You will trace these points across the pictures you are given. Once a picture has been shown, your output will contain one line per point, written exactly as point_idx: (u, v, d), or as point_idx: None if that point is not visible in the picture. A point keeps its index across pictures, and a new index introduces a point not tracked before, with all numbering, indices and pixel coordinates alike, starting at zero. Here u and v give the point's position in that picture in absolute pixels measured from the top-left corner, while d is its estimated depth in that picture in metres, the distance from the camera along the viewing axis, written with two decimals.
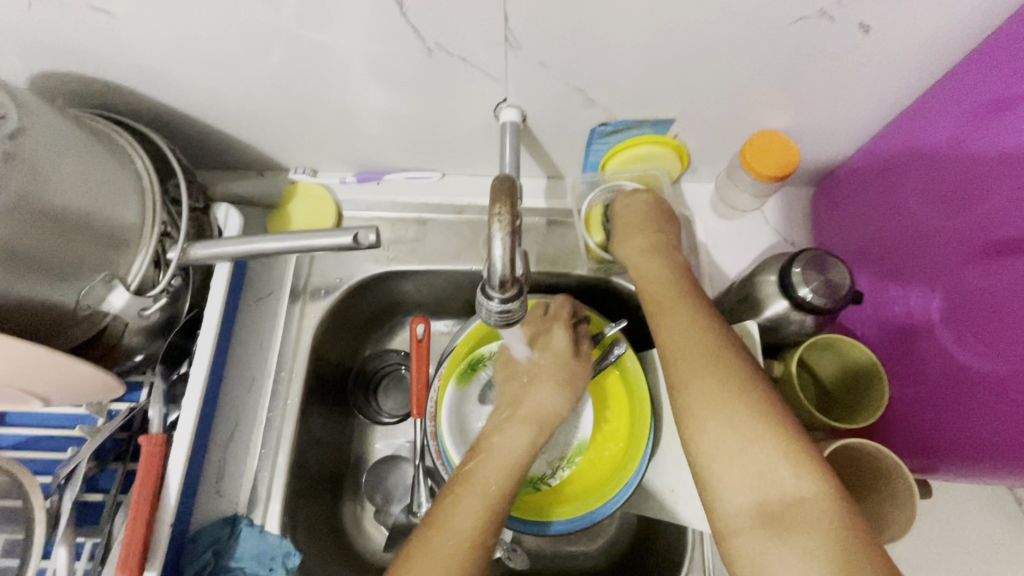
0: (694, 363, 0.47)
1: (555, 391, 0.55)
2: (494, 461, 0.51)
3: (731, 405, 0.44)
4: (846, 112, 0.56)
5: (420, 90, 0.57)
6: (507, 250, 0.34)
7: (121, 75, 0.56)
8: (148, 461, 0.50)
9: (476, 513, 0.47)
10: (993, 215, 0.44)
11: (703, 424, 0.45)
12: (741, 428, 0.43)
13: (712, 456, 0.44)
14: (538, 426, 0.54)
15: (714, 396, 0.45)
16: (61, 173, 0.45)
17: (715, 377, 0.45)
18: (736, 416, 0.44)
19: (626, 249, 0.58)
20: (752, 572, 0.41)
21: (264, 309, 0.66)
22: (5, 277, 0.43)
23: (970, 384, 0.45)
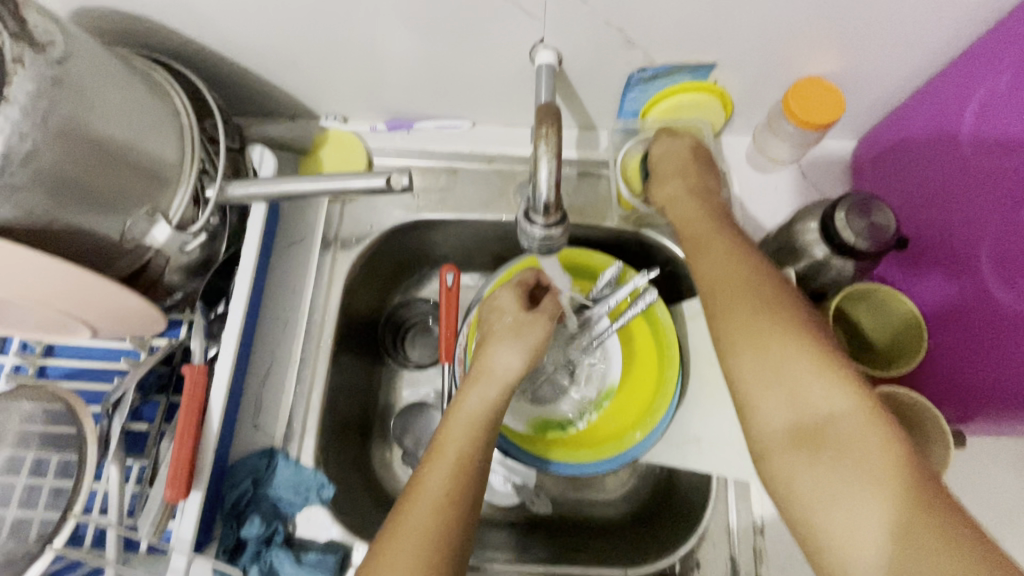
0: (732, 291, 0.47)
1: (506, 348, 0.50)
2: (455, 423, 0.48)
3: (768, 330, 0.44)
4: (898, 56, 0.53)
5: (454, 31, 0.56)
6: (553, 173, 0.36)
7: (158, 12, 0.56)
8: (193, 389, 0.52)
9: (444, 478, 0.45)
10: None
11: (739, 348, 0.45)
12: (776, 352, 0.43)
13: (749, 379, 0.44)
14: (495, 384, 0.49)
15: (752, 322, 0.45)
16: (105, 103, 0.46)
17: (751, 305, 0.45)
18: (771, 339, 0.43)
19: (663, 193, 0.57)
20: (787, 486, 0.41)
21: (296, 254, 0.67)
22: (55, 205, 0.44)
23: (1016, 329, 0.44)
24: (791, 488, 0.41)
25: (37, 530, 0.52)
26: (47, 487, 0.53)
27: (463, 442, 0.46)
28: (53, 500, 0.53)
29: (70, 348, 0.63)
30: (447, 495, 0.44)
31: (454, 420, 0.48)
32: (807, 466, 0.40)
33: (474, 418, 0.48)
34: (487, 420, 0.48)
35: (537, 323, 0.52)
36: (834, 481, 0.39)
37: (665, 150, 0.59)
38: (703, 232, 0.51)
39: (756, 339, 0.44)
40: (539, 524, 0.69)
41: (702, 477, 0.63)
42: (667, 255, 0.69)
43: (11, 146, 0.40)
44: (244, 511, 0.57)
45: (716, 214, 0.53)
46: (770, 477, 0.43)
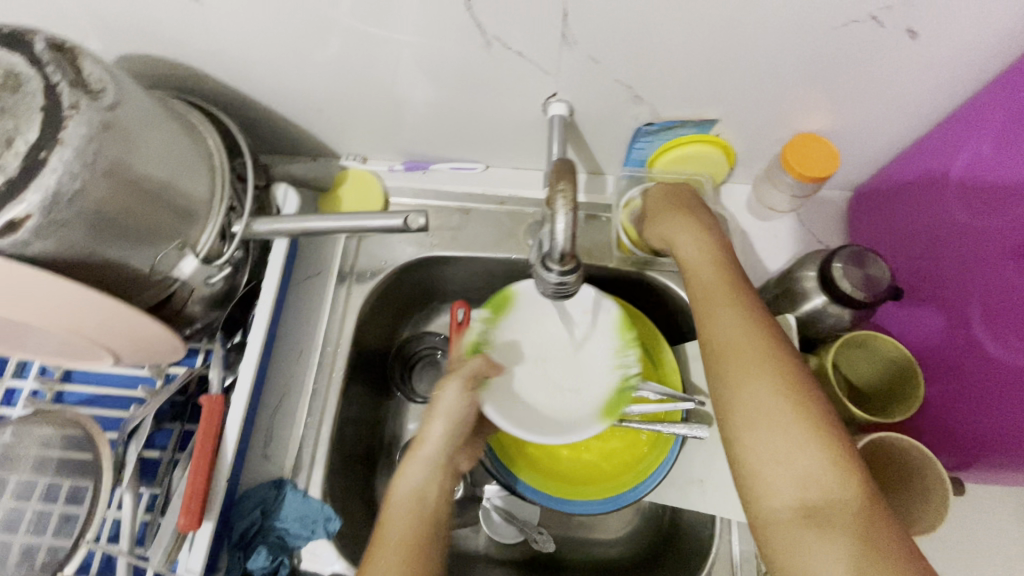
0: (740, 368, 0.47)
1: (434, 417, 0.54)
2: (393, 514, 0.49)
3: (779, 407, 0.44)
4: (889, 117, 0.57)
5: (472, 83, 0.60)
6: (569, 224, 0.37)
7: (198, 60, 0.60)
8: (209, 419, 0.53)
9: (394, 561, 0.45)
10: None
11: (748, 425, 0.45)
12: (790, 430, 0.44)
13: (754, 449, 0.44)
14: (432, 454, 0.53)
15: (764, 400, 0.45)
16: (147, 144, 0.49)
17: (765, 379, 0.46)
18: (785, 418, 0.44)
19: (668, 231, 0.58)
20: (787, 560, 0.42)
21: (314, 287, 0.69)
22: (93, 240, 0.46)
23: (1003, 377, 0.46)
24: (788, 560, 0.42)
25: (44, 557, 0.53)
26: (56, 515, 0.54)
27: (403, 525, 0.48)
28: (60, 529, 0.54)
29: (86, 373, 0.64)
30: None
31: (393, 508, 0.49)
32: (803, 538, 0.41)
33: (413, 507, 0.49)
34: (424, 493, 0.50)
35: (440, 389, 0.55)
36: (835, 557, 0.40)
37: (653, 197, 0.62)
38: (715, 295, 0.52)
39: (767, 412, 0.44)
40: (539, 562, 0.69)
41: (707, 519, 0.63)
42: (671, 297, 0.71)
43: (61, 184, 0.42)
44: (252, 542, 0.57)
45: (730, 270, 0.53)
46: (769, 550, 0.43)
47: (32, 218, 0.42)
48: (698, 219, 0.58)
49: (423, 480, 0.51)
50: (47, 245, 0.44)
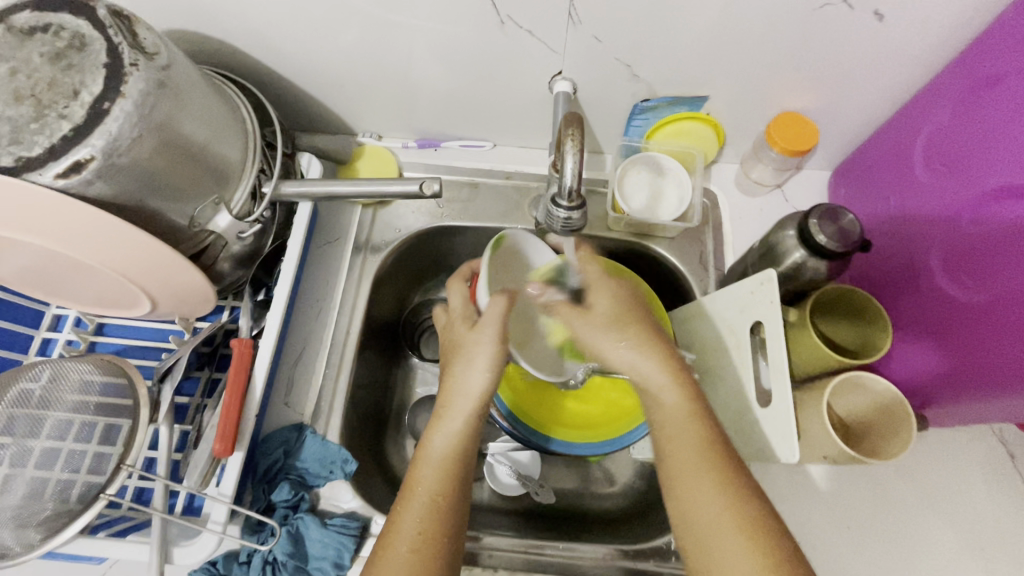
0: (707, 521, 0.47)
1: (471, 369, 0.57)
2: (426, 467, 0.53)
3: (731, 541, 0.45)
4: (862, 96, 0.63)
5: (483, 63, 0.65)
6: (576, 164, 0.43)
7: (232, 36, 0.65)
8: (240, 359, 0.57)
9: (415, 520, 0.50)
10: (984, 169, 0.50)
11: (706, 558, 0.46)
12: (742, 568, 0.44)
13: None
14: (468, 407, 0.56)
15: (713, 535, 0.46)
16: (193, 105, 0.54)
17: (716, 508, 0.47)
18: (738, 553, 0.45)
19: (608, 348, 0.58)
20: None
21: (332, 251, 0.74)
22: (142, 188, 0.51)
23: (957, 317, 0.52)
24: None
25: (79, 491, 0.55)
26: (92, 452, 0.57)
27: (434, 480, 0.52)
28: (94, 466, 0.56)
29: (117, 327, 0.69)
30: (420, 536, 0.50)
31: (427, 460, 0.54)
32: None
33: (445, 456, 0.54)
34: (455, 456, 0.54)
35: (478, 337, 0.58)
36: None
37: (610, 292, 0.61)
38: (683, 438, 0.51)
39: (719, 545, 0.45)
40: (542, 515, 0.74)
41: None
42: (663, 266, 0.76)
43: (121, 132, 0.47)
44: (275, 478, 0.61)
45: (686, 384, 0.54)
46: None
47: (95, 160, 0.46)
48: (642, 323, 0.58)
49: (457, 432, 0.55)
50: (105, 187, 0.48)
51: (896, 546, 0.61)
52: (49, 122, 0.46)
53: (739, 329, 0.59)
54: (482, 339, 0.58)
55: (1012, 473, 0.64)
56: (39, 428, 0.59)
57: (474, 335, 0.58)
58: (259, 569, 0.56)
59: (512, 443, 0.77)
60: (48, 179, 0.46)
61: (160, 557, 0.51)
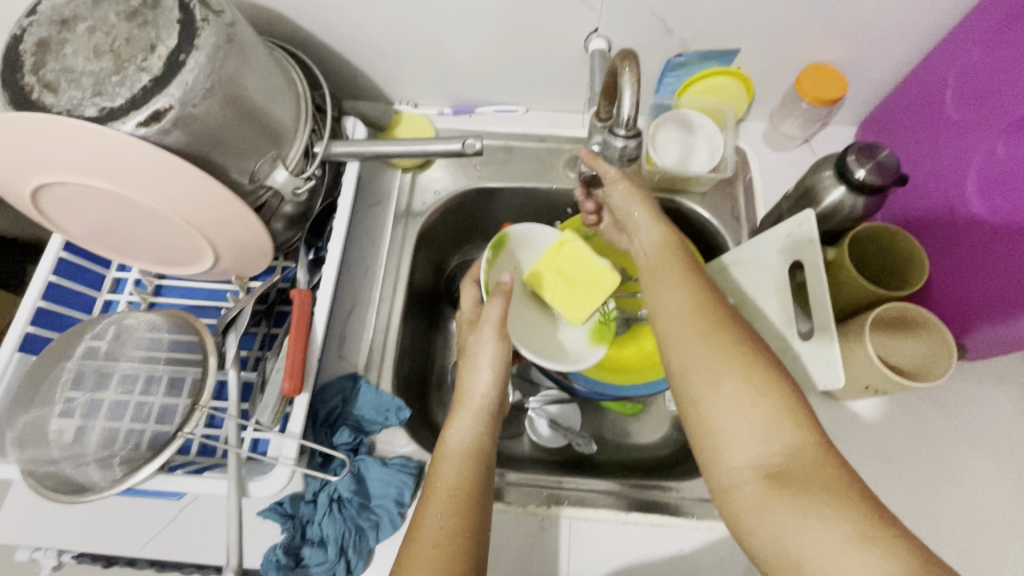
0: (678, 317, 0.50)
1: (477, 372, 0.59)
2: (446, 469, 0.52)
3: (721, 357, 0.46)
4: (891, 44, 0.65)
5: (521, 24, 0.68)
6: (633, 91, 0.45)
7: (280, 4, 0.67)
8: (300, 309, 0.60)
9: (438, 515, 0.48)
10: (1021, 96, 0.52)
11: (694, 381, 0.47)
12: (731, 383, 0.45)
13: (700, 377, 0.47)
14: (477, 405, 0.57)
15: (702, 355, 0.47)
16: (256, 62, 0.56)
17: (707, 332, 0.48)
18: (726, 369, 0.46)
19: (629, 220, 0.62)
20: (752, 524, 0.43)
21: (375, 213, 0.77)
22: (211, 140, 0.54)
23: (994, 247, 0.54)
24: (754, 528, 0.43)
25: (149, 440, 0.56)
26: (159, 405, 0.58)
27: (455, 480, 0.51)
28: (162, 417, 0.58)
29: (174, 288, 0.72)
30: (445, 530, 0.48)
31: (446, 460, 0.53)
32: (735, 423, 0.44)
33: (461, 454, 0.54)
34: (473, 456, 0.53)
35: (479, 342, 0.60)
36: (798, 523, 0.40)
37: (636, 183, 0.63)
38: (663, 265, 0.55)
39: (709, 363, 0.46)
40: (588, 463, 0.76)
41: None
42: (694, 222, 0.79)
43: (196, 81, 0.49)
44: (335, 423, 0.64)
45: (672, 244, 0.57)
46: (734, 510, 0.44)
47: (173, 110, 0.49)
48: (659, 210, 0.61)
49: (471, 430, 0.56)
50: (179, 137, 0.51)
51: (932, 475, 0.63)
52: (129, 75, 0.49)
53: (777, 269, 0.61)
54: (484, 343, 0.60)
55: None
56: (106, 382, 0.60)
57: (475, 339, 0.61)
58: (327, 506, 0.59)
59: (551, 397, 0.80)
60: (130, 128, 0.49)
61: (238, 489, 0.54)
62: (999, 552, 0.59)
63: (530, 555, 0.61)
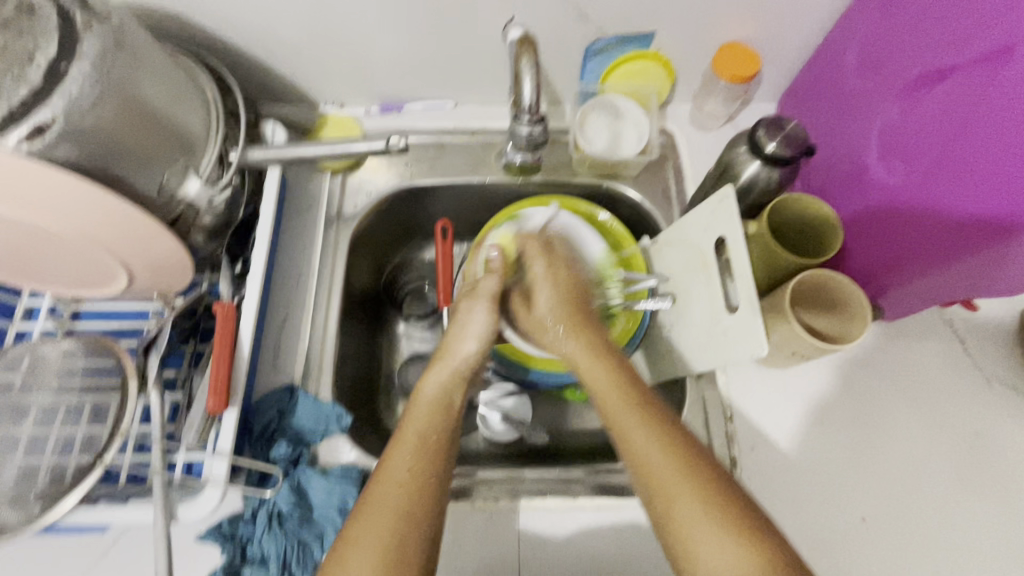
0: (663, 468, 0.45)
1: (464, 335, 0.60)
2: (418, 414, 0.52)
3: (690, 499, 0.43)
4: (798, 20, 0.67)
5: (438, 15, 0.67)
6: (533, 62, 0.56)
7: (184, 6, 0.64)
8: (224, 320, 0.58)
9: (407, 459, 0.48)
10: (913, 59, 0.54)
11: (677, 527, 0.43)
12: (712, 535, 0.42)
13: (672, 503, 0.44)
14: (456, 364, 0.57)
15: (677, 501, 0.44)
16: (154, 68, 0.54)
17: (672, 473, 0.45)
18: (702, 521, 0.42)
19: (537, 276, 0.65)
20: None
21: (306, 219, 0.75)
22: (105, 151, 0.51)
23: (898, 208, 0.56)
24: None
25: (71, 472, 0.54)
26: (80, 434, 0.55)
27: (425, 426, 0.50)
28: (85, 447, 0.55)
29: (95, 312, 0.68)
30: (411, 470, 0.47)
31: (418, 406, 0.53)
32: (708, 544, 0.42)
33: (434, 404, 0.53)
34: (447, 406, 0.53)
35: (473, 309, 0.62)
36: None
37: (546, 265, 0.66)
38: (607, 386, 0.52)
39: (683, 508, 0.43)
40: (540, 453, 0.76)
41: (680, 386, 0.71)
42: (630, 205, 0.80)
43: (82, 91, 0.47)
44: (273, 436, 0.62)
45: (617, 367, 0.54)
46: None
47: (58, 122, 0.47)
48: (573, 285, 0.64)
49: (445, 381, 0.55)
50: (69, 150, 0.49)
51: (864, 435, 0.66)
52: (5, 86, 0.45)
53: (702, 245, 0.62)
54: (475, 311, 0.62)
55: (965, 359, 0.69)
56: (22, 416, 0.56)
57: (466, 307, 0.62)
58: (267, 522, 0.57)
59: (502, 390, 0.78)
60: (11, 144, 0.46)
61: (165, 515, 0.53)
62: (924, 498, 0.63)
63: (481, 551, 0.61)
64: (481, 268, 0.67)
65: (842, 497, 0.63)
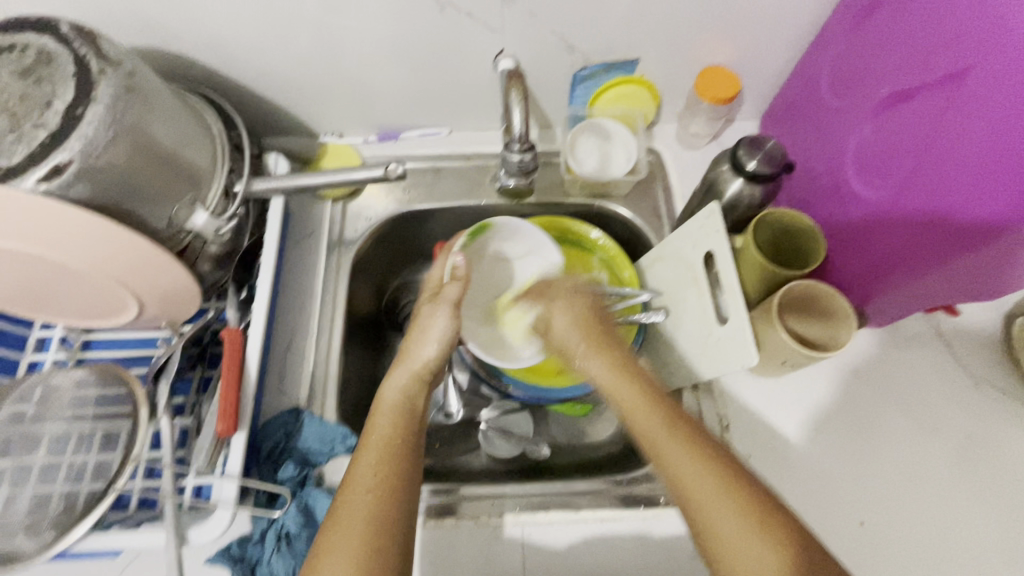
0: (705, 483, 0.45)
1: (426, 339, 0.60)
2: (379, 417, 0.54)
3: (733, 514, 0.44)
4: (774, 44, 0.70)
5: (432, 49, 0.70)
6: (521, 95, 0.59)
7: (190, 48, 0.68)
8: (231, 348, 0.60)
9: (373, 462, 0.49)
10: (882, 77, 0.57)
11: (718, 541, 0.44)
12: (753, 548, 0.42)
13: (713, 519, 0.44)
14: (417, 369, 0.58)
15: (721, 516, 0.44)
16: (163, 108, 0.56)
17: (712, 487, 0.45)
18: (745, 533, 0.43)
19: (556, 305, 0.65)
20: None
21: (308, 245, 0.77)
22: (118, 189, 0.54)
23: (877, 218, 0.59)
24: None
25: (84, 499, 0.55)
26: (92, 461, 0.57)
27: (387, 430, 0.52)
28: (97, 473, 0.56)
29: (105, 341, 0.70)
30: (379, 471, 0.49)
31: (379, 412, 0.54)
32: (753, 552, 0.42)
33: (397, 409, 0.55)
34: (409, 409, 0.55)
35: (434, 314, 0.62)
36: None
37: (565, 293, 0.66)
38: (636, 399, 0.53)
39: (726, 523, 0.44)
40: (543, 468, 0.77)
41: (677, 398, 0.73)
42: (622, 223, 0.82)
43: (96, 134, 0.50)
44: (280, 458, 0.64)
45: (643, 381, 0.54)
46: None
47: (74, 164, 0.49)
48: (587, 303, 0.64)
49: (406, 388, 0.57)
50: (84, 188, 0.51)
51: (858, 441, 0.67)
52: (25, 131, 0.49)
53: (691, 259, 0.64)
54: (437, 314, 0.62)
55: (954, 363, 0.71)
56: (35, 445, 0.58)
57: (428, 313, 0.62)
58: (275, 543, 0.58)
59: (501, 407, 0.82)
60: (30, 184, 0.48)
61: (176, 537, 0.55)
62: (920, 502, 0.64)
63: (485, 567, 0.62)
64: (446, 271, 0.68)
65: (839, 502, 0.64)
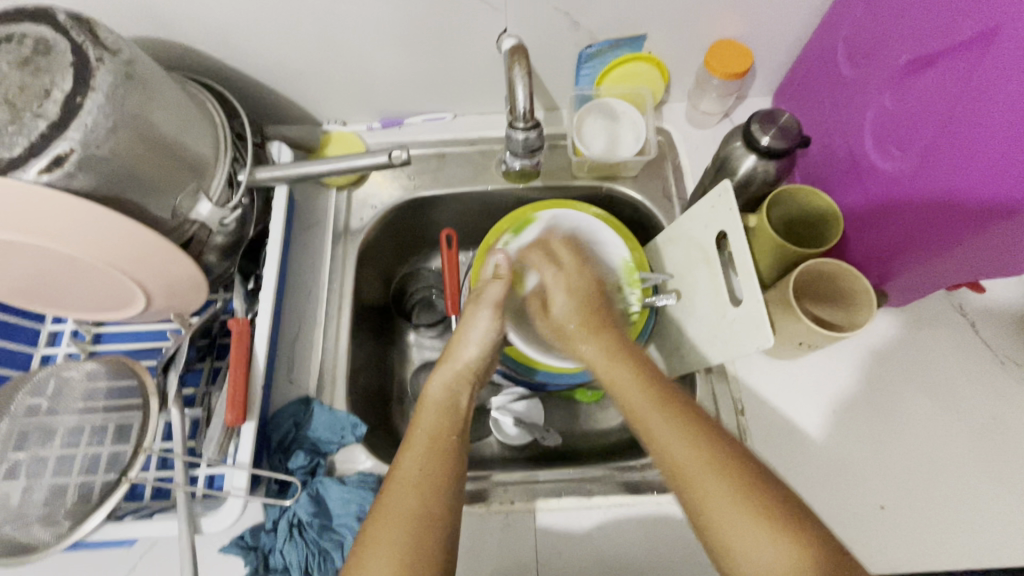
0: (681, 449, 0.46)
1: (468, 339, 0.61)
2: (425, 414, 0.54)
3: (713, 480, 0.44)
4: (788, 15, 0.67)
5: (433, 31, 0.68)
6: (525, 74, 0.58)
7: (190, 36, 0.67)
8: (239, 339, 0.59)
9: (418, 456, 0.49)
10: (901, 44, 0.55)
11: (698, 503, 0.44)
12: (734, 511, 0.42)
13: (694, 482, 0.44)
14: (462, 369, 0.59)
15: (699, 479, 0.44)
16: (163, 96, 0.56)
17: (690, 453, 0.45)
18: (717, 494, 0.43)
19: (553, 280, 0.65)
20: None
21: (313, 234, 0.77)
22: (121, 179, 0.53)
23: (896, 192, 0.56)
24: None
25: (98, 490, 0.56)
26: (104, 452, 0.57)
27: (432, 425, 0.52)
28: (110, 464, 0.57)
29: (115, 334, 0.71)
30: (423, 470, 0.48)
31: (425, 409, 0.54)
32: (731, 516, 0.42)
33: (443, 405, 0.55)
34: (454, 406, 0.55)
35: (478, 314, 0.63)
36: None
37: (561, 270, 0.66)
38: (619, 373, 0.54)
39: (703, 485, 0.44)
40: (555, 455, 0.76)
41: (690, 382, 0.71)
42: (631, 205, 0.80)
43: (96, 122, 0.49)
44: (290, 448, 0.63)
45: (630, 357, 0.55)
46: None
47: (75, 153, 0.49)
48: (583, 282, 0.64)
49: (450, 386, 0.57)
50: (87, 178, 0.51)
51: (877, 423, 0.65)
52: (25, 122, 0.48)
53: (702, 240, 0.63)
54: (478, 315, 0.63)
55: (977, 343, 0.69)
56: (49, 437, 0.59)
57: (471, 314, 0.63)
58: (287, 532, 0.58)
59: (512, 395, 0.81)
60: (32, 175, 0.48)
61: (189, 527, 0.54)
62: (942, 484, 0.62)
63: (497, 554, 0.61)
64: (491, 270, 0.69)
65: (857, 485, 0.63)
